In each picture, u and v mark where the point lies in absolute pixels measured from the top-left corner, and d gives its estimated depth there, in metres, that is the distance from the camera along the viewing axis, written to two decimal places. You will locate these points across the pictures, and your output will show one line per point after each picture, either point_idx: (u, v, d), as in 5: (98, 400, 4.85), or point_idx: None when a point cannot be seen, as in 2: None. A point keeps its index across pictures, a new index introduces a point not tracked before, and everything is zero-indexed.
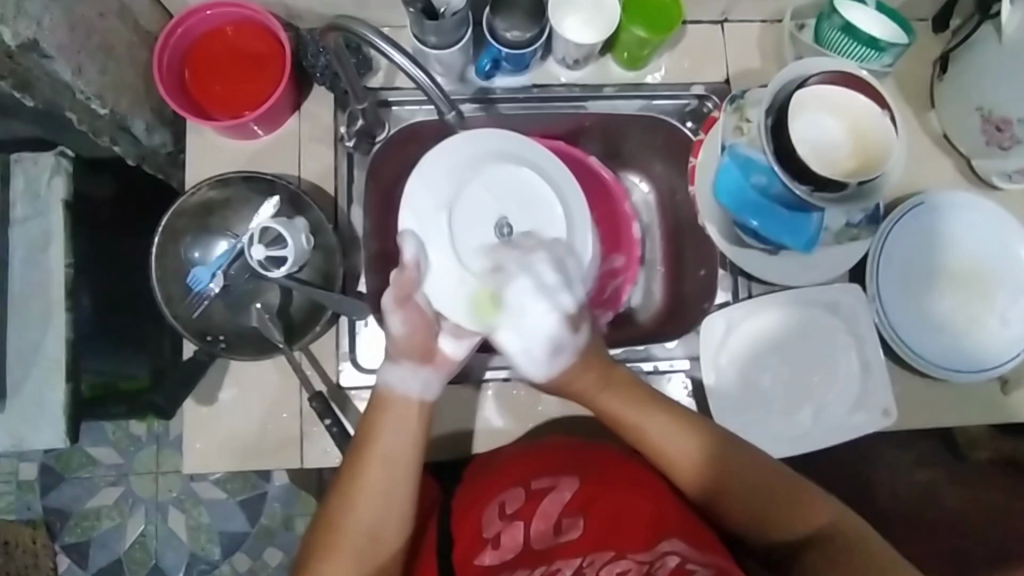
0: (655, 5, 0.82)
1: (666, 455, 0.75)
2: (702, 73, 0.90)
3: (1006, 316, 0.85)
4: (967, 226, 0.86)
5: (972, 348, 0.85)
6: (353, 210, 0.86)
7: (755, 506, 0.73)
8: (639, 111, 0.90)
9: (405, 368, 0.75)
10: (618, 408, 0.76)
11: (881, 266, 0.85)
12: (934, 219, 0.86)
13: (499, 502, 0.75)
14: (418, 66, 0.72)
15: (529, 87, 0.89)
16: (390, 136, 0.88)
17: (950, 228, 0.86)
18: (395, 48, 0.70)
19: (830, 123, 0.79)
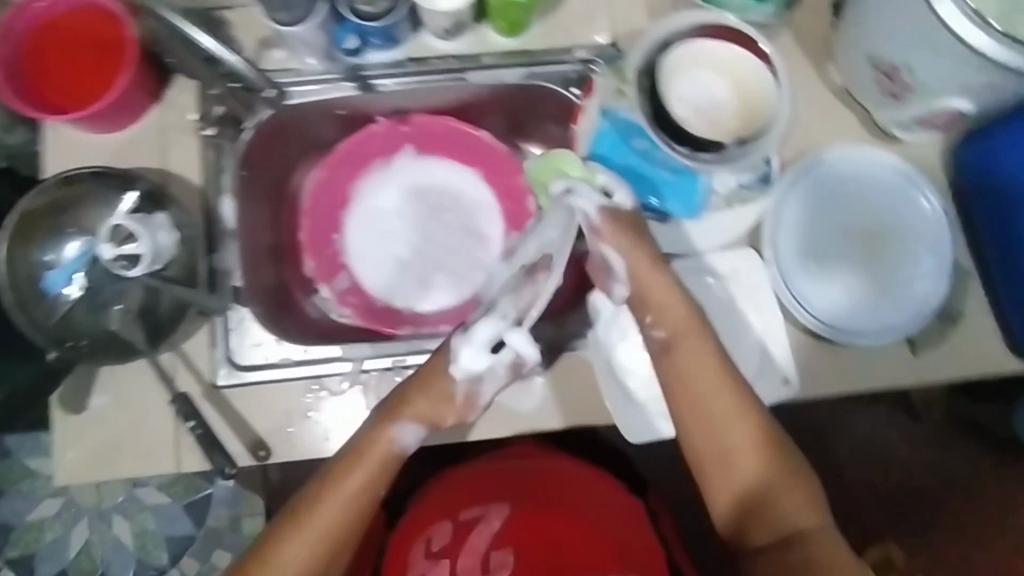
0: None
1: (693, 383, 0.70)
2: (587, 35, 0.85)
3: (911, 275, 0.83)
4: (869, 185, 0.85)
5: (876, 310, 0.82)
6: (225, 203, 0.82)
7: (755, 469, 0.69)
8: (523, 80, 0.86)
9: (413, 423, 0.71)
10: (691, 347, 0.70)
11: (781, 225, 0.82)
12: (831, 178, 0.84)
13: (426, 539, 0.79)
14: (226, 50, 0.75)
15: (403, 62, 0.84)
16: (262, 123, 0.84)
17: (850, 185, 0.84)
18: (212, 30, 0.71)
19: (709, 81, 0.77)
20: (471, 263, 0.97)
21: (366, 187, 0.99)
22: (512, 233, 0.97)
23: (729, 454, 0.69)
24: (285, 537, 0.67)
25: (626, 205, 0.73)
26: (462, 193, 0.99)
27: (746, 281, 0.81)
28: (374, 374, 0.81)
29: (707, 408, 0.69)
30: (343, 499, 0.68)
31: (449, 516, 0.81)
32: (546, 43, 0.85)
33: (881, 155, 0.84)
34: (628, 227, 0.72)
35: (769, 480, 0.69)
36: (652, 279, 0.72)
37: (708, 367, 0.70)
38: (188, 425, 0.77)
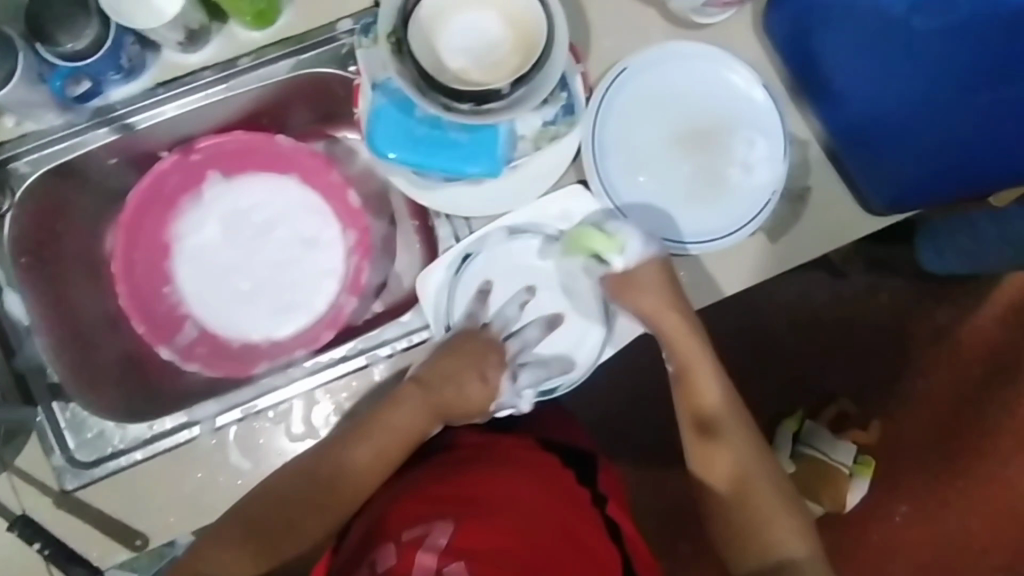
0: None
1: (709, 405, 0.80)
2: (345, 3, 0.77)
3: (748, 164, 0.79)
4: (689, 81, 0.79)
5: (720, 209, 0.79)
6: (9, 298, 0.77)
7: (768, 494, 0.78)
8: (292, 72, 0.78)
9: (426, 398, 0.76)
10: (681, 341, 0.79)
11: (604, 144, 0.77)
12: (650, 80, 0.78)
13: (370, 562, 0.67)
14: None
15: (153, 88, 0.75)
16: (22, 202, 0.76)
17: (670, 86, 0.79)
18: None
19: (473, 21, 0.69)
20: (317, 276, 0.90)
21: (181, 228, 0.89)
22: (346, 231, 0.89)
23: (729, 446, 0.79)
24: (284, 497, 0.72)
25: (643, 265, 0.75)
26: (288, 204, 0.90)
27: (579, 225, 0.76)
28: (231, 429, 0.76)
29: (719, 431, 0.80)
30: (362, 460, 0.74)
31: (393, 535, 0.69)
32: (304, 25, 0.77)
33: (691, 46, 0.78)
34: (655, 277, 0.75)
35: (757, 477, 0.78)
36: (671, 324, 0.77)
37: (697, 361, 0.80)
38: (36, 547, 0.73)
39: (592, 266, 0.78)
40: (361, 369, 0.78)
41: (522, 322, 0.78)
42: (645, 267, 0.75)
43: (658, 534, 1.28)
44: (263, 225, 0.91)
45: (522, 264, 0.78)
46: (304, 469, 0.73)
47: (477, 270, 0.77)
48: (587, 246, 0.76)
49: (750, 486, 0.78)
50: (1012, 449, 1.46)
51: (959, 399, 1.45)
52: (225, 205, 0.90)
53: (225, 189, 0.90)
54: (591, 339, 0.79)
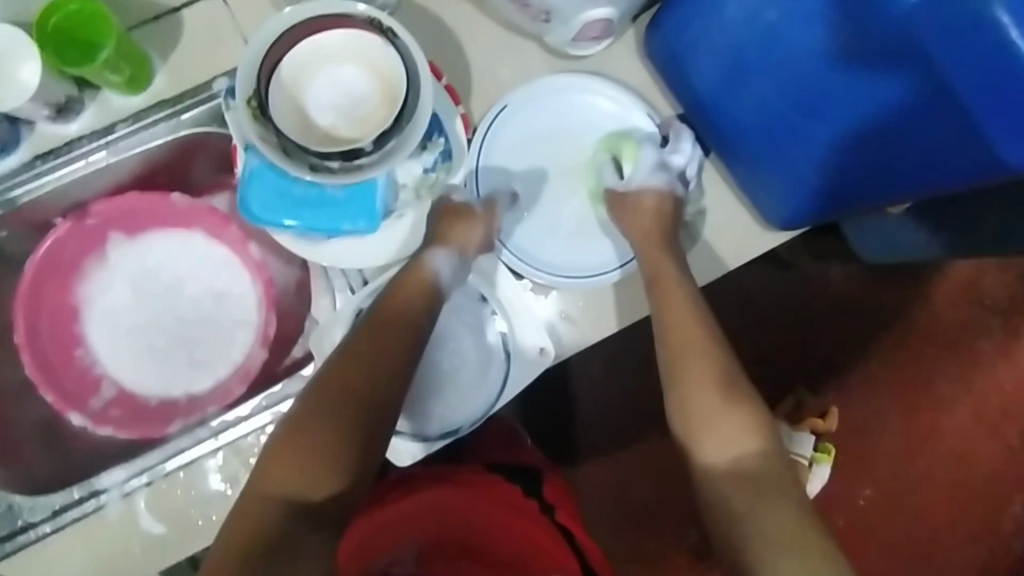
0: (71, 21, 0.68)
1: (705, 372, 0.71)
2: (219, 61, 0.76)
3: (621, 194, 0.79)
4: (565, 108, 0.79)
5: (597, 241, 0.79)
6: None
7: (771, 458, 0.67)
8: (171, 133, 0.78)
9: (446, 252, 0.74)
10: (669, 286, 0.73)
11: (486, 164, 0.78)
12: (540, 107, 0.78)
13: None
14: None
15: (31, 162, 0.76)
16: None
17: (552, 115, 0.79)
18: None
19: (336, 78, 0.69)
20: (230, 327, 0.90)
21: (88, 291, 0.89)
22: (255, 282, 0.89)
23: (726, 400, 0.70)
24: (326, 395, 0.68)
25: (643, 190, 0.77)
26: (195, 258, 0.90)
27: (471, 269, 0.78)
28: (140, 492, 0.75)
29: (721, 395, 0.70)
30: (374, 355, 0.69)
31: None
32: (180, 85, 0.76)
33: (577, 79, 0.78)
34: (649, 206, 0.77)
35: (756, 441, 0.68)
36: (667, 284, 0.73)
37: (683, 308, 0.73)
38: None
39: (608, 170, 0.80)
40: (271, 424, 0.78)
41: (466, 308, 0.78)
42: (642, 195, 0.77)
43: (615, 540, 1.29)
44: (172, 278, 0.90)
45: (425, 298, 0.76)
46: (360, 349, 0.69)
47: None
48: (612, 145, 0.80)
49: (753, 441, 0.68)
50: (969, 425, 1.47)
51: (911, 379, 1.46)
52: (132, 262, 0.90)
53: (132, 247, 0.90)
54: (492, 376, 0.77)
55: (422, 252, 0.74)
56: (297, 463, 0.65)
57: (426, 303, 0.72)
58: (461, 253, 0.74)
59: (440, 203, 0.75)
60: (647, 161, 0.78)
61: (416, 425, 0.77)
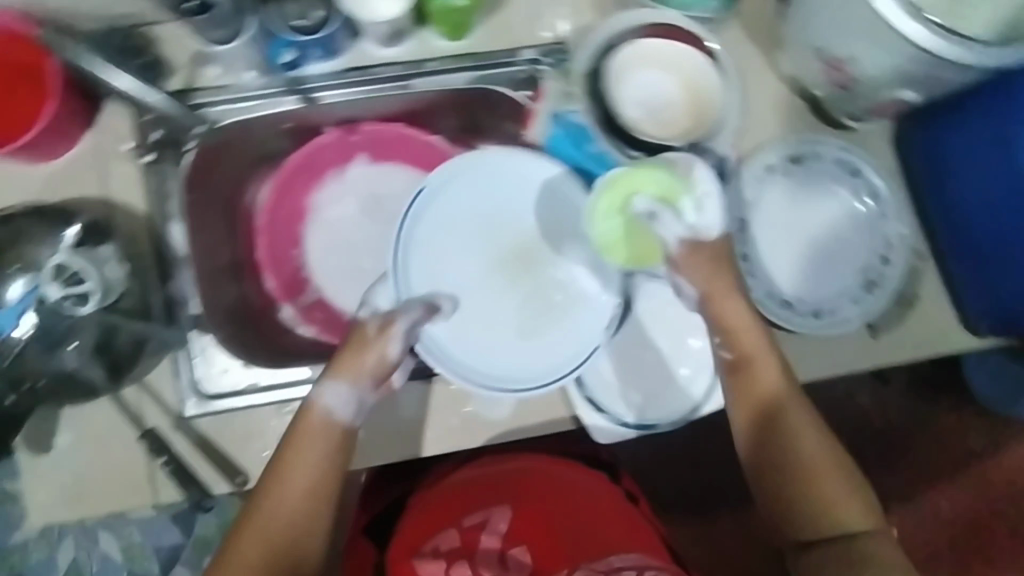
0: None
1: (794, 415, 0.69)
2: (533, 35, 0.83)
3: (588, 299, 0.78)
4: (494, 190, 0.79)
5: (575, 346, 0.76)
6: (173, 228, 0.80)
7: (840, 492, 0.68)
8: (470, 84, 0.83)
9: (339, 387, 0.69)
10: (746, 332, 0.70)
11: (409, 264, 0.76)
12: (458, 197, 0.78)
13: (434, 544, 0.82)
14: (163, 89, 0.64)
15: (345, 72, 0.81)
16: (200, 148, 0.81)
17: (484, 197, 0.78)
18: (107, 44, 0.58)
19: (655, 80, 0.77)
20: None
21: (318, 198, 0.94)
22: None
23: (784, 446, 0.69)
24: (269, 493, 0.67)
25: (716, 233, 0.70)
26: None
27: None
28: None
29: (801, 441, 0.69)
30: (303, 472, 0.68)
31: (453, 524, 0.85)
32: (492, 45, 0.83)
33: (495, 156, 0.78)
34: (710, 258, 0.69)
35: (825, 482, 0.68)
36: (743, 334, 0.70)
37: (767, 364, 0.70)
38: (145, 466, 0.78)
39: (665, 217, 0.69)
40: None
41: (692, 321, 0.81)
42: (720, 242, 0.70)
43: None
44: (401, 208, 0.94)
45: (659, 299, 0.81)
46: (288, 458, 0.68)
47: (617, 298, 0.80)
48: (662, 188, 0.69)
49: (788, 469, 0.69)
50: None
51: None
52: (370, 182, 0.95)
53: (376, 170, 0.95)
54: (699, 387, 0.80)
55: (381, 330, 0.70)
56: (259, 556, 0.66)
57: (340, 447, 0.69)
58: (355, 386, 0.69)
59: (351, 328, 0.72)
60: (710, 201, 0.69)
61: (617, 410, 0.79)
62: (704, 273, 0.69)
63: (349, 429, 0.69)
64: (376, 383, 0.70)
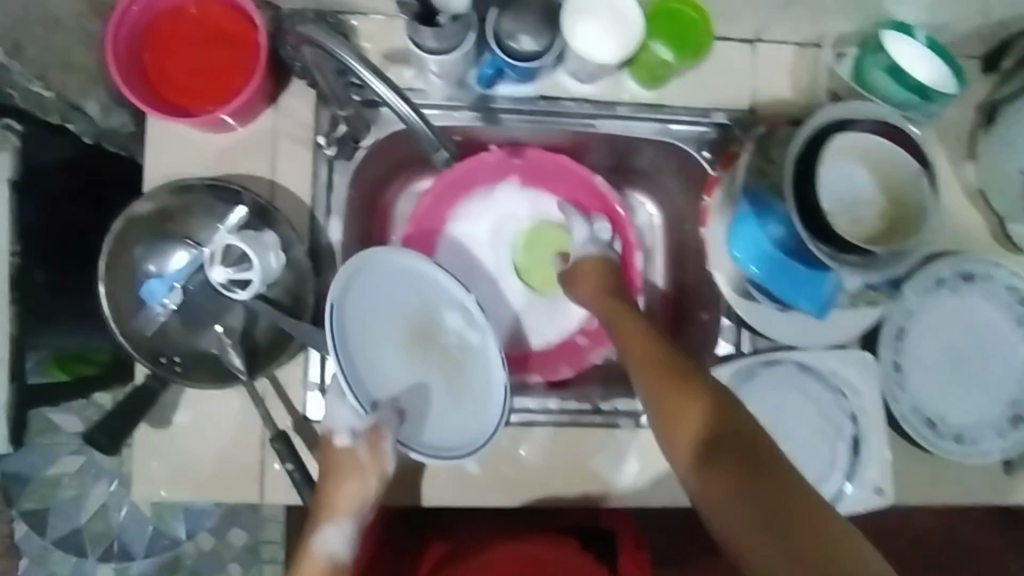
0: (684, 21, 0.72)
1: (692, 418, 0.61)
2: (729, 97, 0.82)
3: (468, 347, 0.74)
4: (377, 282, 0.70)
5: (462, 396, 0.73)
6: (331, 222, 0.78)
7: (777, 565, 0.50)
8: (653, 135, 0.82)
9: (337, 528, 0.69)
10: (649, 341, 0.67)
11: (360, 371, 0.67)
12: (372, 287, 0.70)
13: None
14: (399, 96, 0.66)
15: (534, 99, 0.79)
16: (374, 142, 0.80)
17: (377, 287, 0.70)
18: (377, 78, 0.65)
19: (860, 177, 0.73)
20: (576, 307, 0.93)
21: (459, 221, 0.92)
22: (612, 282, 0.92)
23: (716, 469, 0.57)
24: None
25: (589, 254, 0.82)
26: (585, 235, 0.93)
27: (848, 388, 0.78)
28: None
29: (710, 456, 0.59)
30: None
31: None
32: (684, 100, 0.81)
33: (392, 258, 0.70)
34: (599, 269, 0.79)
35: (724, 526, 0.54)
36: (646, 341, 0.67)
37: (653, 362, 0.65)
38: (260, 460, 0.76)
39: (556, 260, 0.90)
40: (607, 426, 0.80)
41: (834, 423, 0.78)
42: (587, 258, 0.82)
43: None
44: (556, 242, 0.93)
45: (805, 395, 0.78)
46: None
47: (764, 383, 0.78)
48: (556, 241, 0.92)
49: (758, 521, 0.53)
50: None
51: None
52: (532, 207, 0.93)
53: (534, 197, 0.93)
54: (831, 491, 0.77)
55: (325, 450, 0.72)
56: None
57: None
58: (342, 526, 0.69)
59: (324, 449, 0.72)
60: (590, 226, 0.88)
61: None
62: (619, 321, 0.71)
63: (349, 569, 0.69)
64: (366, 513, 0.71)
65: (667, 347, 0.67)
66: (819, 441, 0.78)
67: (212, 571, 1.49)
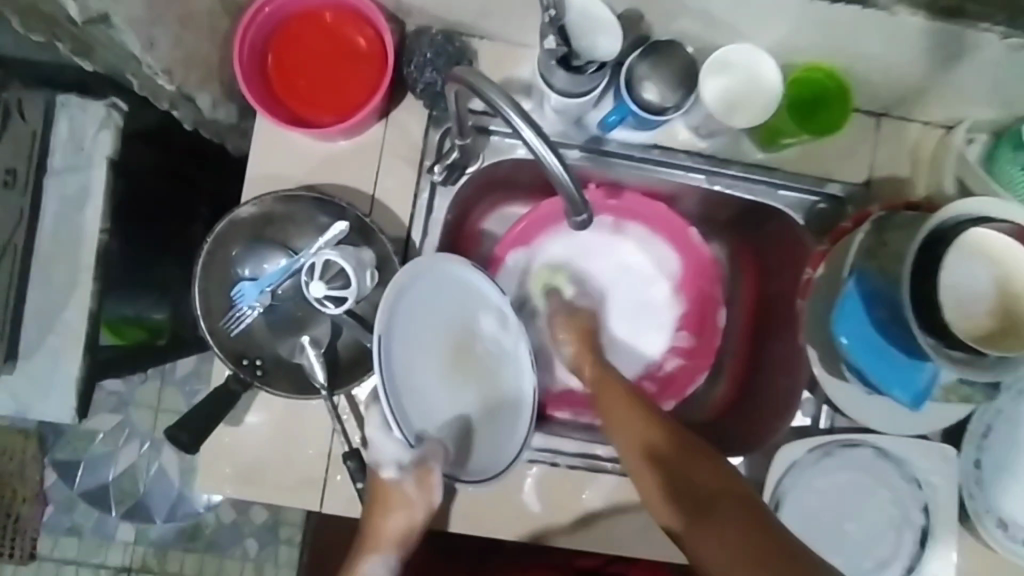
0: (822, 94, 0.70)
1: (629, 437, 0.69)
2: (845, 169, 0.79)
3: (502, 355, 0.71)
4: (421, 301, 0.68)
5: (496, 414, 0.71)
6: (427, 245, 0.77)
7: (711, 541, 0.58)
8: (761, 197, 0.80)
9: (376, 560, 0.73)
10: (608, 386, 0.74)
11: (405, 405, 0.66)
12: (416, 306, 0.68)
13: None
14: (551, 150, 0.54)
15: (649, 147, 0.77)
16: (481, 167, 0.78)
17: (423, 307, 0.68)
18: (528, 122, 0.53)
19: (981, 274, 0.70)
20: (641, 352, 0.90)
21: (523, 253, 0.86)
22: (685, 334, 0.90)
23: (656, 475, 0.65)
24: None
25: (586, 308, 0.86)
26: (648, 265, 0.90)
27: (924, 479, 0.77)
28: (538, 469, 0.76)
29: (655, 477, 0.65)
30: None
31: None
32: (800, 166, 0.79)
33: (433, 266, 0.68)
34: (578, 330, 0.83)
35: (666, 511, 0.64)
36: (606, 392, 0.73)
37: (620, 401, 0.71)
38: (327, 473, 0.75)
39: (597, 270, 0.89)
40: None
41: (904, 512, 0.77)
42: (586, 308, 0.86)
43: None
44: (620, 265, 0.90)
45: (875, 480, 0.77)
46: None
47: (838, 465, 0.77)
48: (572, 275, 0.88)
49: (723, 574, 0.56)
50: None
51: None
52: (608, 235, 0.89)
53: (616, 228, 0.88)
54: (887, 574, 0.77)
55: (369, 477, 0.71)
56: None
57: None
58: (385, 557, 0.73)
59: (370, 483, 0.71)
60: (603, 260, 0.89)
61: None
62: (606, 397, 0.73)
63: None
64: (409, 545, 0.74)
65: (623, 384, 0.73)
66: (884, 526, 0.78)
67: (230, 543, 1.51)
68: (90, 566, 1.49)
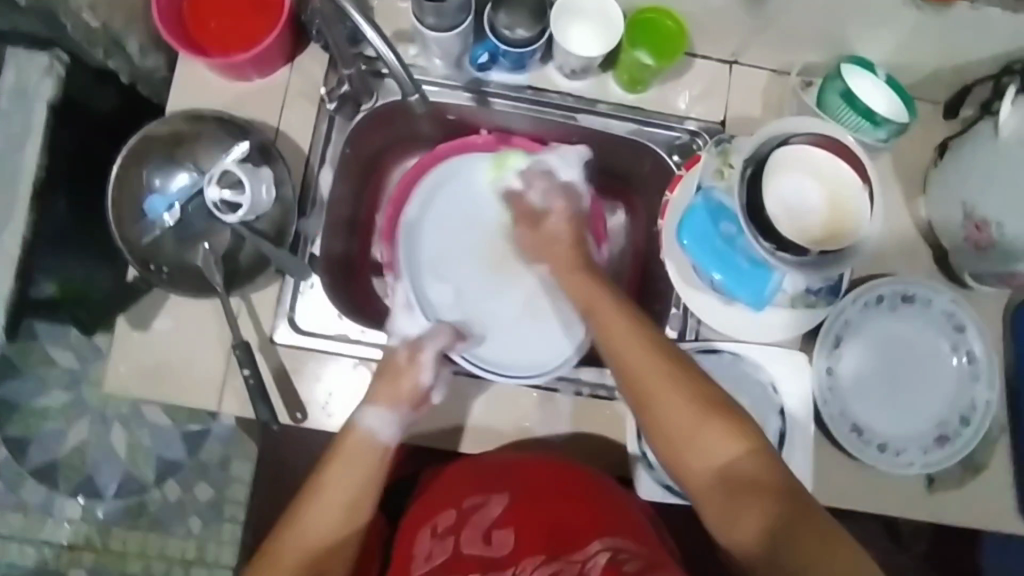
0: (660, 30, 0.81)
1: (625, 362, 0.69)
2: (704, 110, 0.89)
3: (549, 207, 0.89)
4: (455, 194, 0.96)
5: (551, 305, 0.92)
6: (323, 172, 0.86)
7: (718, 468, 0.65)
8: (629, 134, 0.90)
9: (383, 410, 0.75)
10: (612, 319, 0.72)
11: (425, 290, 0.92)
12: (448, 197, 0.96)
13: (432, 523, 0.75)
14: (388, 46, 0.73)
15: (524, 88, 0.88)
16: (376, 107, 0.88)
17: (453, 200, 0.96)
18: (370, 25, 0.72)
19: (807, 187, 0.77)
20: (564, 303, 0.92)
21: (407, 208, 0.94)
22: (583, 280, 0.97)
23: (653, 415, 0.67)
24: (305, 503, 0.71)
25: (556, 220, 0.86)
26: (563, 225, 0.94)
27: (780, 384, 0.84)
28: None
29: (653, 411, 0.67)
30: (339, 488, 0.71)
31: (454, 503, 0.77)
32: (660, 105, 0.88)
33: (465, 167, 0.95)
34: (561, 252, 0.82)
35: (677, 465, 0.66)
36: (612, 321, 0.72)
37: (647, 356, 0.68)
38: (226, 377, 0.81)
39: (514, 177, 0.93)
40: (549, 392, 0.84)
41: (766, 418, 0.83)
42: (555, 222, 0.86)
43: None
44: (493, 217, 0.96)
45: (738, 385, 0.84)
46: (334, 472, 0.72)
47: (699, 367, 0.83)
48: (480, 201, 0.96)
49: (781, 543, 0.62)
50: None
51: None
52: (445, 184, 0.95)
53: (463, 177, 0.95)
54: None
55: (389, 359, 0.78)
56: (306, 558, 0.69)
57: (377, 463, 0.73)
58: (396, 410, 0.75)
59: (382, 363, 0.78)
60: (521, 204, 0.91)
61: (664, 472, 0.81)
62: (579, 289, 0.78)
63: (387, 452, 0.74)
64: (411, 408, 0.77)
65: (647, 335, 0.70)
66: None
67: (173, 520, 1.40)
68: (35, 543, 1.38)
